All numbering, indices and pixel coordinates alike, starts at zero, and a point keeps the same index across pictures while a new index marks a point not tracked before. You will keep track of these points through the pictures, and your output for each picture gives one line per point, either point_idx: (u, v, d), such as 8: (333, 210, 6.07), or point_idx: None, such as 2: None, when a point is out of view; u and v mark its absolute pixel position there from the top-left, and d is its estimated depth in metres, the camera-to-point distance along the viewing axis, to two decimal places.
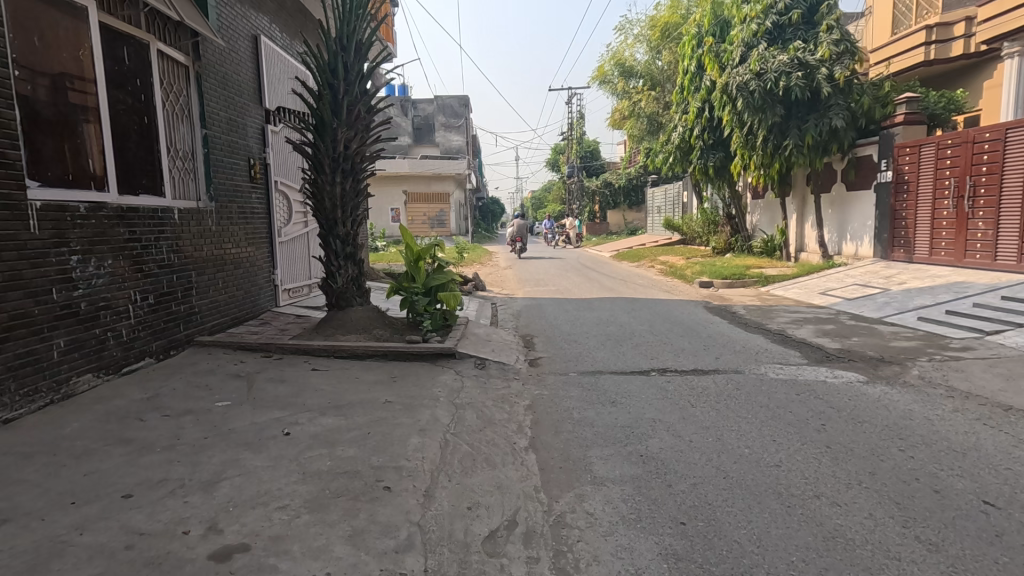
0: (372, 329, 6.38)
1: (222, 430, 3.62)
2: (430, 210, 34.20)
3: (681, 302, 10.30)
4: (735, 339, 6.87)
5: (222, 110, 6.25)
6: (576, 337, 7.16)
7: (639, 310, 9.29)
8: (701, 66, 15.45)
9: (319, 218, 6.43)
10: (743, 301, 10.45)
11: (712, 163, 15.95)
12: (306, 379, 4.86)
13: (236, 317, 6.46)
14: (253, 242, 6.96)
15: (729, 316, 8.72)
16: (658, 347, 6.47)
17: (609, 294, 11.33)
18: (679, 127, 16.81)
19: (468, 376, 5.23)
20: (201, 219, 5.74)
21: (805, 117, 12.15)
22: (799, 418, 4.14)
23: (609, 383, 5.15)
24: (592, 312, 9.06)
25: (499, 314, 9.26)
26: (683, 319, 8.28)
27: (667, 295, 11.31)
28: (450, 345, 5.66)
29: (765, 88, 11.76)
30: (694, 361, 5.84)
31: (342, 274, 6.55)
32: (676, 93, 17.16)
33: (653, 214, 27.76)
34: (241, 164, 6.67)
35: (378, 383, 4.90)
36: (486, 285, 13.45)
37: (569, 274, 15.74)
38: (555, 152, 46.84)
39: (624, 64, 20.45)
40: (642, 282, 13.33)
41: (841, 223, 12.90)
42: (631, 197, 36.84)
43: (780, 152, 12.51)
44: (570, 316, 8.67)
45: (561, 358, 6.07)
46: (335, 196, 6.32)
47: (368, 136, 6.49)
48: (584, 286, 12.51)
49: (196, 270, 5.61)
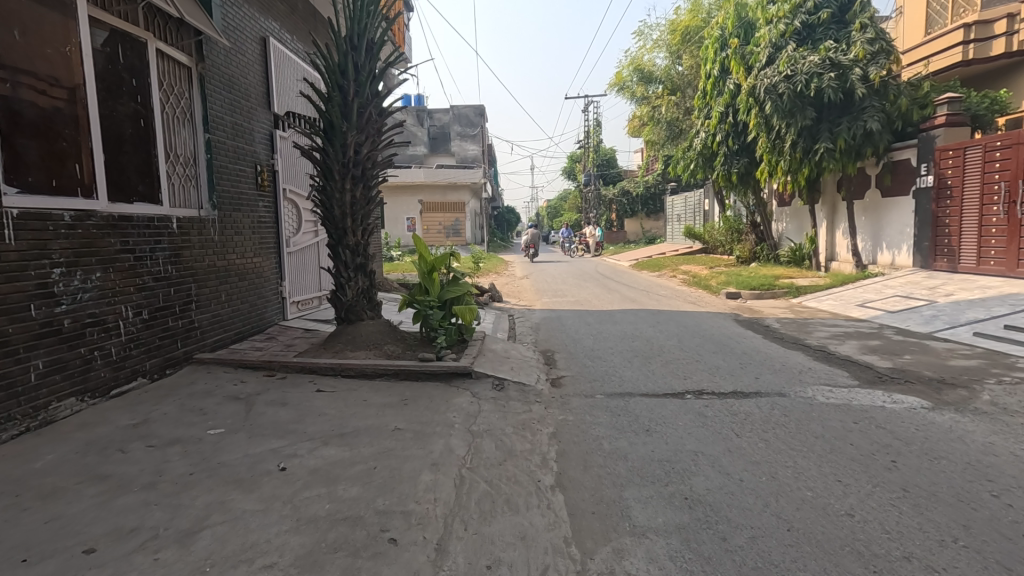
0: (383, 345, 5.98)
1: (211, 464, 3.22)
2: (446, 219, 34.00)
3: (708, 314, 9.77)
4: (774, 355, 6.35)
5: (227, 114, 5.95)
6: (600, 353, 6.70)
7: (665, 323, 8.78)
8: (724, 70, 14.98)
9: (328, 227, 6.08)
10: (774, 313, 9.90)
11: (736, 169, 15.41)
12: (309, 402, 4.46)
13: (241, 332, 6.12)
14: (260, 253, 6.63)
15: (763, 330, 8.18)
16: (691, 365, 5.98)
17: (631, 305, 10.85)
18: (702, 133, 16.32)
19: (485, 398, 4.80)
20: (203, 228, 5.41)
21: (837, 120, 11.61)
22: (863, 452, 3.64)
23: (640, 408, 4.69)
24: (615, 325, 8.58)
25: (518, 328, 8.83)
26: (713, 333, 7.78)
27: (693, 306, 10.78)
28: (467, 363, 5.24)
29: (795, 90, 11.26)
30: (732, 382, 5.35)
31: (352, 286, 6.17)
32: (698, 98, 16.69)
33: (672, 222, 27.19)
34: (247, 170, 6.36)
35: (387, 406, 4.48)
36: (503, 295, 13.04)
37: (588, 284, 15.27)
38: (571, 160, 46.47)
39: (643, 69, 20.04)
40: (665, 293, 12.82)
41: (876, 230, 12.28)
42: (649, 206, 36.29)
43: (810, 156, 11.96)
44: (592, 330, 8.22)
45: (586, 377, 5.61)
46: (345, 203, 5.95)
47: (380, 141, 6.13)
48: (605, 297, 12.04)
49: (196, 283, 5.27)
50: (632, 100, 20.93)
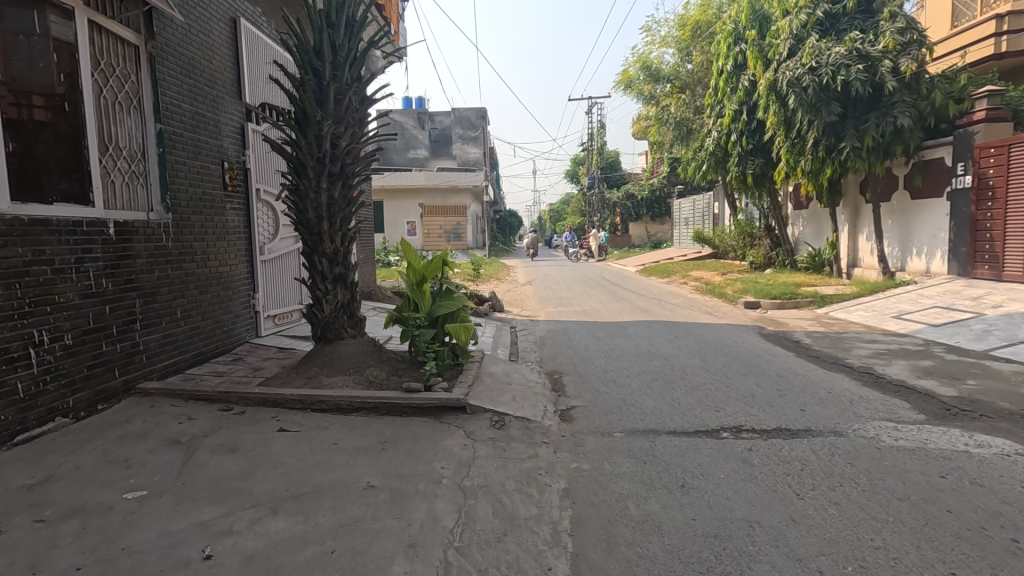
0: (365, 370, 5.17)
1: (111, 551, 2.42)
2: (447, 223, 33.24)
3: (729, 326, 8.94)
4: (815, 380, 5.53)
5: (186, 102, 5.17)
6: (615, 376, 5.89)
7: (683, 337, 7.96)
8: (738, 65, 14.19)
9: (302, 232, 5.28)
10: (801, 324, 9.07)
11: (750, 170, 14.58)
12: (266, 447, 3.65)
13: (203, 353, 5.32)
14: (228, 262, 5.84)
15: (794, 346, 7.36)
16: (723, 393, 5.15)
17: (643, 316, 10.03)
18: (714, 132, 15.52)
19: (482, 440, 3.98)
20: (151, 234, 4.61)
21: (864, 116, 10.81)
22: (969, 523, 2.81)
23: (669, 451, 3.87)
24: (628, 341, 7.78)
25: (520, 343, 8.02)
26: (739, 351, 6.96)
27: (710, 317, 9.96)
28: (462, 394, 4.42)
29: (820, 84, 10.44)
30: (775, 415, 4.53)
31: (330, 300, 5.37)
32: (709, 95, 15.89)
33: (679, 226, 26.40)
34: (211, 167, 5.57)
35: (361, 453, 3.67)
36: (505, 304, 12.23)
37: (595, 291, 14.48)
38: (574, 163, 45.69)
39: (650, 67, 19.26)
40: (678, 302, 12.00)
41: (905, 235, 11.49)
42: (654, 209, 35.43)
43: (835, 156, 11.14)
44: (603, 346, 7.41)
45: (601, 409, 4.79)
46: (321, 204, 5.15)
47: (362, 132, 5.32)
48: (614, 307, 11.21)
49: (142, 298, 4.48)
50: (638, 99, 20.10)
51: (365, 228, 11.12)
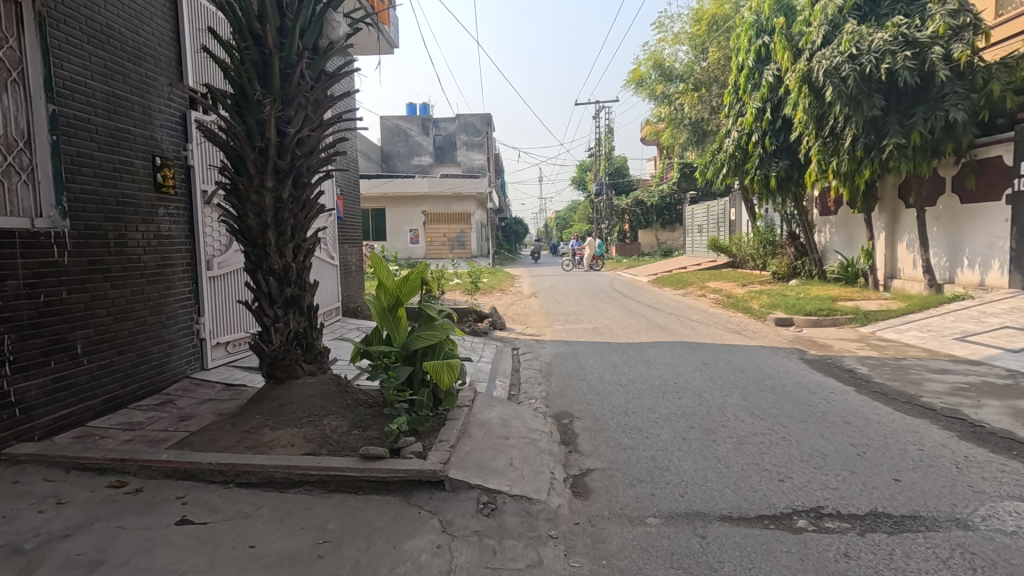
0: (321, 420, 4.05)
1: None
2: (451, 231, 32.20)
3: (763, 349, 7.77)
4: (896, 431, 4.35)
5: (96, 79, 4.08)
6: (640, 421, 4.73)
7: (714, 365, 6.79)
8: (760, 60, 13.15)
9: (243, 244, 4.17)
10: (846, 347, 7.89)
11: (774, 172, 13.39)
12: (147, 556, 2.52)
13: (120, 396, 4.21)
14: (161, 280, 4.74)
15: (848, 377, 6.17)
16: (782, 451, 4.00)
17: (662, 336, 8.86)
18: (733, 132, 14.40)
19: (464, 538, 2.82)
20: (32, 246, 3.49)
21: (908, 110, 9.65)
22: None
23: (731, 557, 2.70)
24: (650, 369, 6.61)
25: (523, 372, 6.87)
26: (786, 385, 5.78)
27: (739, 337, 8.78)
28: (439, 462, 3.29)
29: (860, 74, 9.29)
30: (863, 490, 3.36)
31: (280, 329, 4.26)
32: (728, 93, 14.80)
33: (692, 233, 25.15)
34: (136, 163, 4.48)
35: (285, 565, 2.52)
36: (508, 321, 11.11)
37: (607, 304, 13.36)
38: (581, 169, 44.50)
39: (662, 65, 18.23)
40: (699, 318, 10.84)
41: (954, 243, 10.30)
42: (664, 216, 34.21)
43: (875, 155, 9.97)
44: (621, 378, 6.26)
45: (626, 478, 3.62)
46: (265, 208, 4.03)
47: (319, 118, 4.20)
48: (629, 324, 10.05)
49: (17, 332, 3.38)
50: (651, 100, 18.99)
51: (353, 237, 10.05)
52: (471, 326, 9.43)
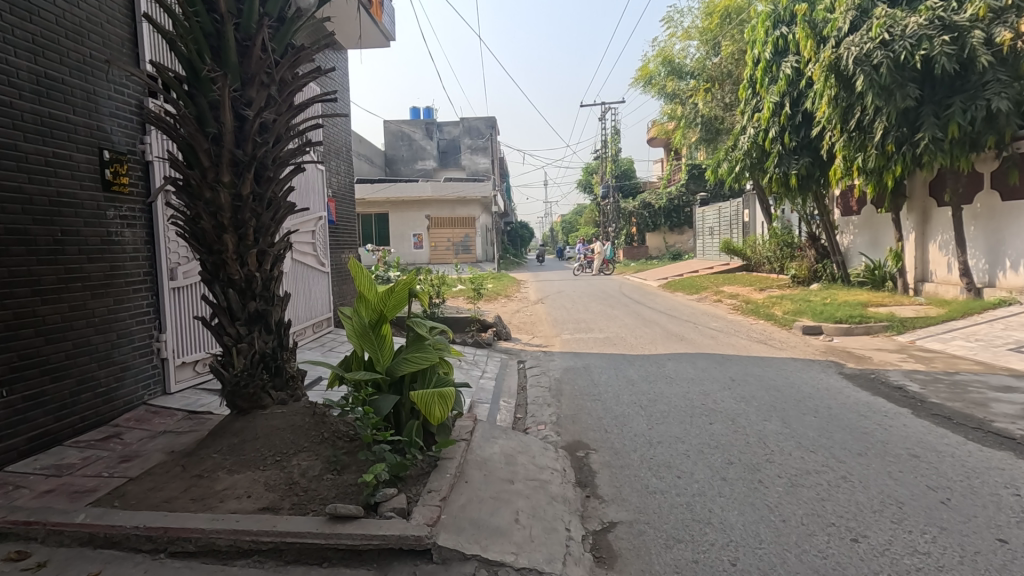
0: (289, 461, 3.38)
1: None
2: (455, 235, 31.56)
3: (795, 362, 7.04)
4: (978, 469, 3.64)
5: (21, 57, 3.45)
6: (668, 454, 4.05)
7: (744, 382, 6.08)
8: (778, 52, 12.51)
9: (196, 249, 3.49)
10: (886, 358, 7.16)
11: (795, 171, 12.64)
12: None
13: (53, 431, 3.55)
14: (110, 293, 4.08)
15: (899, 396, 5.44)
16: (845, 497, 3.30)
17: (681, 348, 8.14)
18: (749, 129, 13.70)
19: None
20: None
21: (945, 100, 8.93)
22: None
23: None
24: (672, 388, 5.90)
25: (530, 391, 6.18)
26: (831, 407, 5.07)
27: (765, 348, 8.05)
28: (425, 525, 2.62)
29: (894, 60, 8.60)
30: (962, 557, 2.65)
31: (243, 351, 3.60)
32: (743, 89, 14.12)
33: (703, 236, 24.38)
34: (77, 156, 3.84)
35: None
36: (513, 330, 10.44)
37: (618, 311, 12.65)
38: (586, 172, 43.86)
39: (672, 62, 17.59)
40: (718, 326, 10.13)
41: (995, 244, 9.55)
42: (672, 218, 33.47)
43: (907, 150, 9.27)
44: (641, 399, 5.55)
45: (659, 536, 2.93)
46: (220, 206, 3.36)
47: (287, 100, 3.52)
48: (643, 334, 9.33)
49: None
50: (660, 98, 18.29)
51: (347, 243, 9.43)
52: (475, 338, 8.79)
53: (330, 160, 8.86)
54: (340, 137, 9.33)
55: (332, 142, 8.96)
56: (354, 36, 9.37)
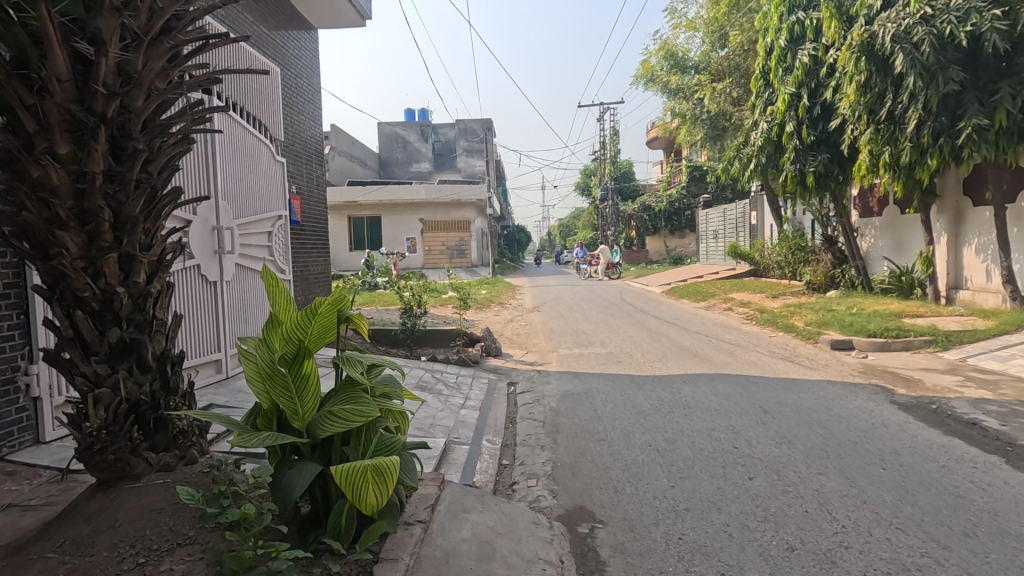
0: (155, 567, 2.28)
1: None
2: (450, 239, 30.53)
3: (833, 386, 5.97)
4: None
5: None
6: (703, 533, 2.98)
7: (781, 415, 5.00)
8: (793, 39, 11.54)
9: (27, 253, 2.39)
10: (939, 381, 6.10)
11: (812, 168, 11.61)
12: None
13: None
14: None
15: (979, 436, 4.37)
16: None
17: (696, 367, 7.06)
18: (760, 123, 12.67)
19: None
20: None
21: (992, 83, 7.95)
22: None
23: None
24: (693, 424, 4.81)
25: (520, 426, 5.08)
26: (900, 455, 3.99)
27: (793, 367, 6.98)
28: None
29: (938, 36, 7.78)
30: None
31: (100, 401, 2.49)
32: (753, 81, 13.10)
33: (706, 240, 23.35)
34: None
35: None
36: (505, 344, 9.36)
37: (620, 321, 11.60)
38: (584, 175, 42.93)
39: (675, 56, 16.59)
40: (733, 340, 9.07)
41: None
42: (672, 222, 32.38)
43: (944, 142, 8.27)
44: (656, 440, 4.46)
45: None
46: (54, 188, 2.27)
47: (159, 37, 2.42)
48: (650, 350, 8.24)
49: None
50: (662, 94, 17.26)
51: (316, 247, 8.35)
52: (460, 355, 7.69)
53: (296, 152, 7.79)
54: (307, 126, 8.25)
55: (298, 132, 7.88)
56: (324, 13, 8.29)
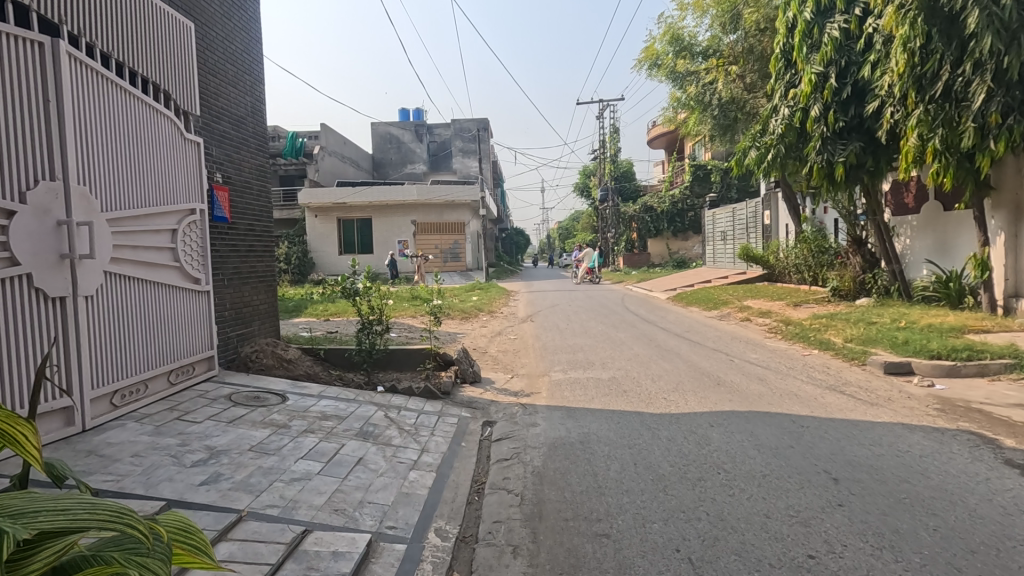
0: None
1: None
2: (444, 242, 29.06)
3: (913, 434, 4.48)
4: None
5: None
6: None
7: (860, 489, 3.49)
8: (820, 11, 10.08)
9: None
10: None
11: (843, 158, 10.08)
12: None
13: None
14: None
15: None
16: None
17: (721, 402, 5.55)
18: (781, 108, 11.13)
19: None
20: None
21: None
22: None
23: None
24: (737, 507, 3.30)
25: (487, 505, 3.58)
26: None
27: (847, 402, 5.48)
28: None
29: None
30: None
31: None
32: (773, 62, 11.57)
33: (713, 242, 21.85)
34: None
35: None
36: (487, 364, 7.86)
37: (624, 334, 10.10)
38: (583, 175, 41.41)
39: (682, 40, 15.08)
40: (760, 360, 7.57)
41: None
42: (675, 223, 30.91)
43: (1016, 121, 7.01)
44: (687, 539, 2.96)
45: None
46: None
47: None
48: (662, 376, 6.73)
49: None
50: (668, 81, 15.74)
51: (254, 251, 6.88)
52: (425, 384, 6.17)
53: (225, 133, 6.28)
54: (243, 103, 6.72)
55: (227, 108, 6.36)
56: None
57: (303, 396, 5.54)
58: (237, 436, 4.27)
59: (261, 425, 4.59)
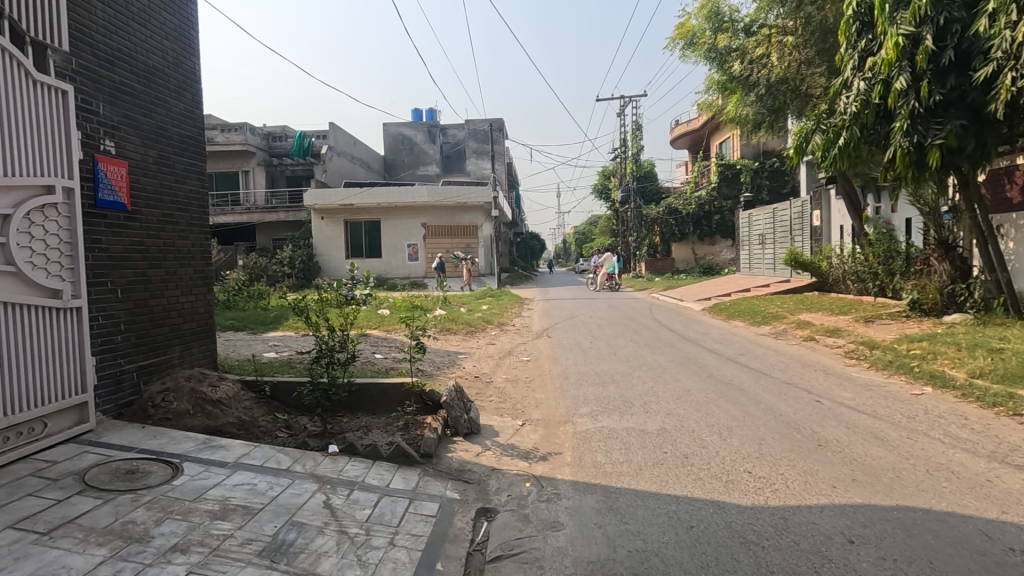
0: None
1: None
2: (455, 245, 27.03)
3: None
4: None
5: None
6: None
7: None
8: None
9: None
10: None
11: (941, 139, 7.99)
12: None
13: None
14: None
15: None
16: None
17: (844, 486, 3.59)
18: (853, 84, 9.02)
19: None
20: None
21: None
22: None
23: None
24: None
25: None
26: None
27: None
28: None
29: None
30: None
31: None
32: (840, 27, 9.50)
33: (749, 246, 19.78)
34: None
35: None
36: (490, 401, 5.98)
37: (662, 356, 8.17)
38: (601, 176, 39.37)
39: (722, 14, 13.06)
40: (858, 402, 5.58)
41: None
42: (701, 227, 28.88)
43: None
44: None
45: None
46: None
47: None
48: (732, 430, 4.78)
49: None
50: (705, 62, 13.74)
51: (176, 251, 5.10)
52: (395, 444, 4.31)
53: (123, 85, 4.49)
54: (157, 49, 4.93)
55: (128, 50, 4.56)
56: None
57: (206, 467, 3.68)
58: (34, 571, 2.43)
59: (100, 538, 2.74)
